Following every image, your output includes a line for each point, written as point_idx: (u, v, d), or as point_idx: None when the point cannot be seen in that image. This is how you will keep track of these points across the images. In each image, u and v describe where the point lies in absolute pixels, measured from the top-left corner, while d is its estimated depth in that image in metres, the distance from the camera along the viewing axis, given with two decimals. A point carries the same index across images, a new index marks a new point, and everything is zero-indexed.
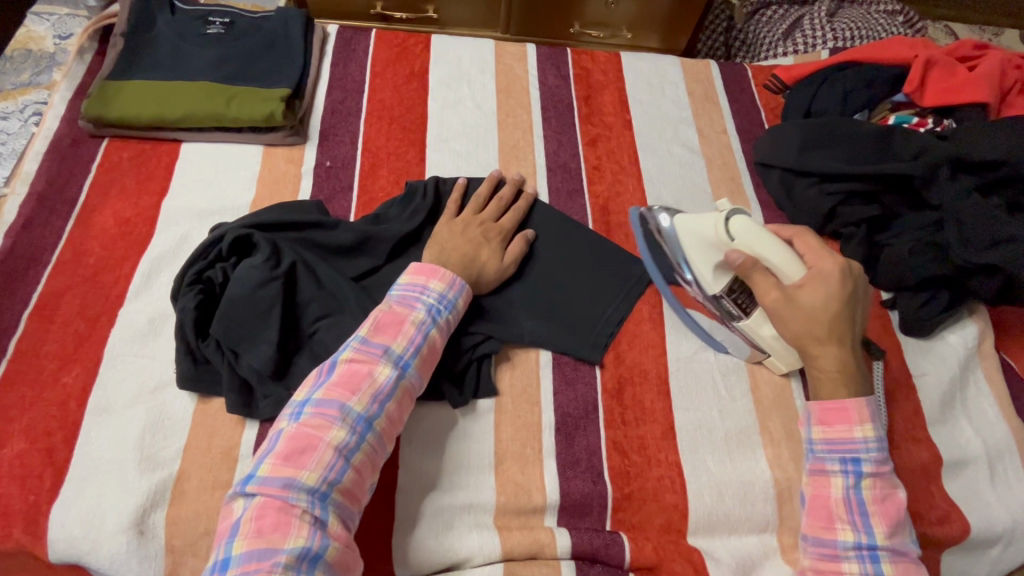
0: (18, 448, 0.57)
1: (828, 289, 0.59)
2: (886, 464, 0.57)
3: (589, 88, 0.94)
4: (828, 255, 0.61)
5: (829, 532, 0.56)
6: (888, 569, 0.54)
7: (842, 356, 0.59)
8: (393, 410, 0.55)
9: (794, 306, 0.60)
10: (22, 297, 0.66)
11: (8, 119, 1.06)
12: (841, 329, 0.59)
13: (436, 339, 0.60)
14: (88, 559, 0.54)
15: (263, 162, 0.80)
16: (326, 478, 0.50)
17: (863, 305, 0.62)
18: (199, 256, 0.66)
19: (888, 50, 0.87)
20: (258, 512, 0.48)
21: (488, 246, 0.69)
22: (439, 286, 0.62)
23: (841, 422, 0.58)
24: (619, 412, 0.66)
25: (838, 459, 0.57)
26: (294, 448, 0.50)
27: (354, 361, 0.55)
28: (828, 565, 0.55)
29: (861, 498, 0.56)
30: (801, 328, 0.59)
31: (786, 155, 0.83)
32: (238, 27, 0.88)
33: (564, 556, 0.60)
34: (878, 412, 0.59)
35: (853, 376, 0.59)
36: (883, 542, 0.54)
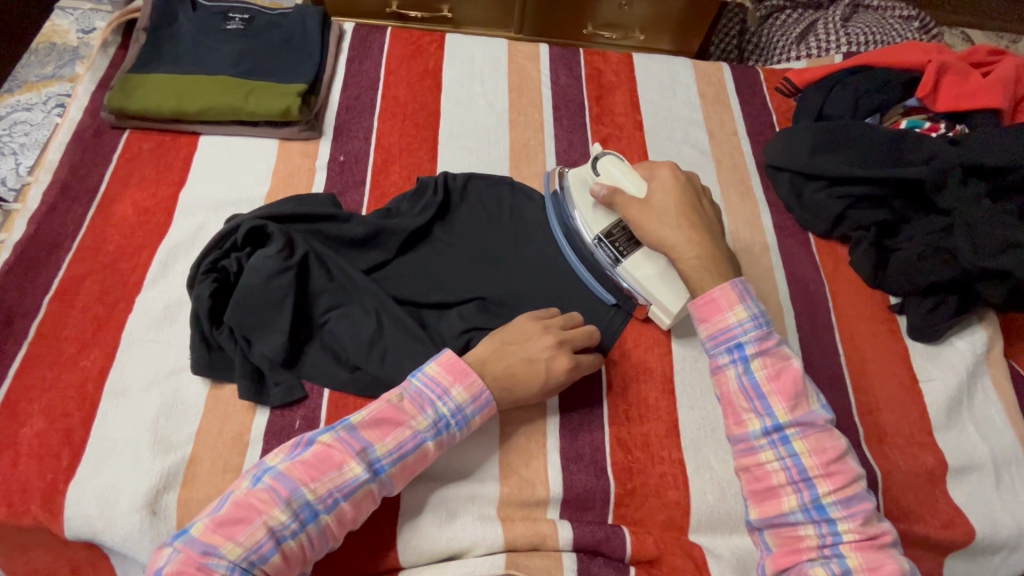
0: (37, 427, 0.59)
1: (668, 192, 0.66)
2: (771, 338, 0.57)
3: (600, 88, 0.94)
4: (665, 166, 0.68)
5: (739, 427, 0.57)
6: (801, 447, 0.54)
7: (700, 245, 0.63)
8: (346, 511, 0.52)
9: (647, 210, 0.66)
10: (43, 282, 0.68)
11: (32, 110, 1.09)
12: (691, 223, 0.64)
13: (429, 451, 0.56)
14: (102, 537, 0.56)
15: (279, 156, 0.81)
16: (248, 556, 0.48)
17: (716, 213, 0.68)
18: (215, 246, 0.67)
19: (902, 55, 0.87)
20: (176, 566, 0.46)
21: (545, 364, 0.60)
22: (460, 396, 0.57)
23: (715, 313, 0.58)
24: (624, 408, 0.67)
25: (724, 350, 0.58)
26: (232, 515, 0.49)
27: (332, 446, 0.53)
28: (749, 460, 0.56)
29: (755, 382, 0.56)
30: (657, 230, 0.65)
31: (795, 158, 0.84)
32: (257, 23, 0.89)
33: (565, 547, 0.60)
34: (751, 292, 0.59)
35: (714, 261, 0.62)
36: (785, 420, 0.55)
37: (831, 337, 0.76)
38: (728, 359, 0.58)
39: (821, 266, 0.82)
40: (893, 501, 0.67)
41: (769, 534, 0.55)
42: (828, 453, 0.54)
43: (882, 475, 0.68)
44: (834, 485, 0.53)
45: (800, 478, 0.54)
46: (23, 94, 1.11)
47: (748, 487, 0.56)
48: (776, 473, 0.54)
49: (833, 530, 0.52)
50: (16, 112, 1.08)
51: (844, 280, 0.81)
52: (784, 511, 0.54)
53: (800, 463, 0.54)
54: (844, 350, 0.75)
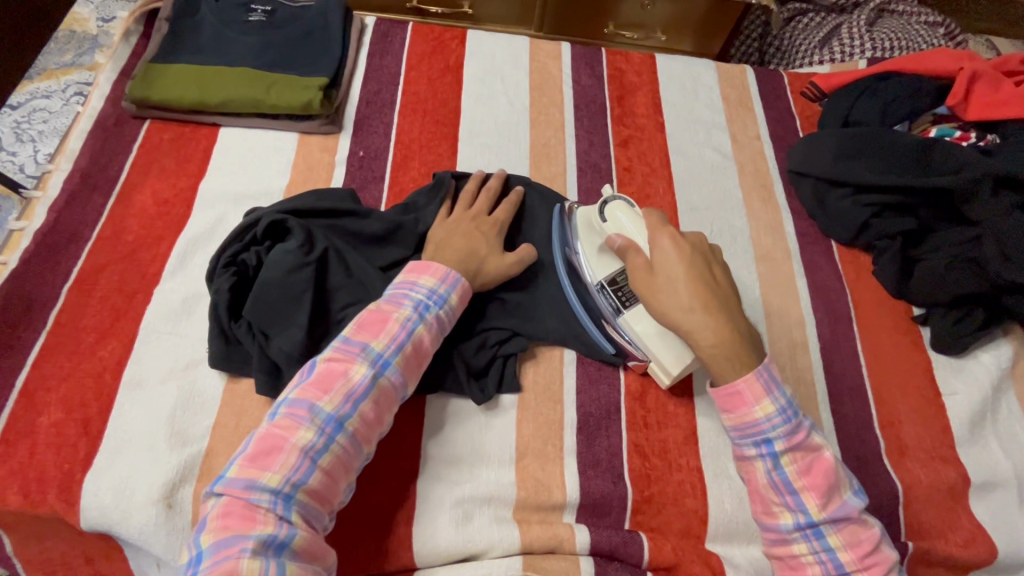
0: (54, 417, 0.59)
1: (674, 266, 0.59)
2: (801, 430, 0.55)
3: (622, 88, 0.93)
4: (667, 228, 0.61)
5: (771, 518, 0.55)
6: (835, 542, 0.53)
7: (719, 329, 0.56)
8: (368, 411, 0.54)
9: (653, 283, 0.59)
10: (63, 270, 0.68)
11: (51, 98, 1.10)
12: (705, 303, 0.57)
13: (422, 336, 0.58)
14: (118, 529, 0.56)
15: (298, 149, 0.81)
16: (290, 479, 0.49)
17: (729, 281, 0.61)
18: (235, 238, 0.67)
19: (933, 62, 0.85)
20: (223, 509, 0.48)
21: (479, 233, 0.67)
22: (429, 281, 0.60)
23: (740, 407, 0.55)
24: (642, 414, 0.66)
25: (752, 444, 0.55)
26: (260, 449, 0.50)
27: (332, 360, 0.55)
28: (781, 549, 0.56)
29: (786, 478, 0.54)
30: (666, 308, 0.58)
31: (820, 164, 0.82)
32: (279, 15, 0.89)
33: (582, 552, 0.60)
34: (777, 378, 0.55)
35: (737, 347, 0.56)
36: (819, 516, 0.53)
37: (853, 347, 0.75)
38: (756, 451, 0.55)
39: (843, 275, 0.80)
40: (913, 517, 0.66)
41: None
42: (863, 546, 0.53)
43: (903, 489, 0.67)
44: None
45: (837, 572, 0.53)
46: (43, 82, 1.11)
47: (783, 575, 0.56)
48: (811, 566, 0.54)
49: None
50: (35, 99, 1.09)
51: (867, 290, 0.79)
52: None
53: (835, 558, 0.53)
54: (866, 361, 0.74)
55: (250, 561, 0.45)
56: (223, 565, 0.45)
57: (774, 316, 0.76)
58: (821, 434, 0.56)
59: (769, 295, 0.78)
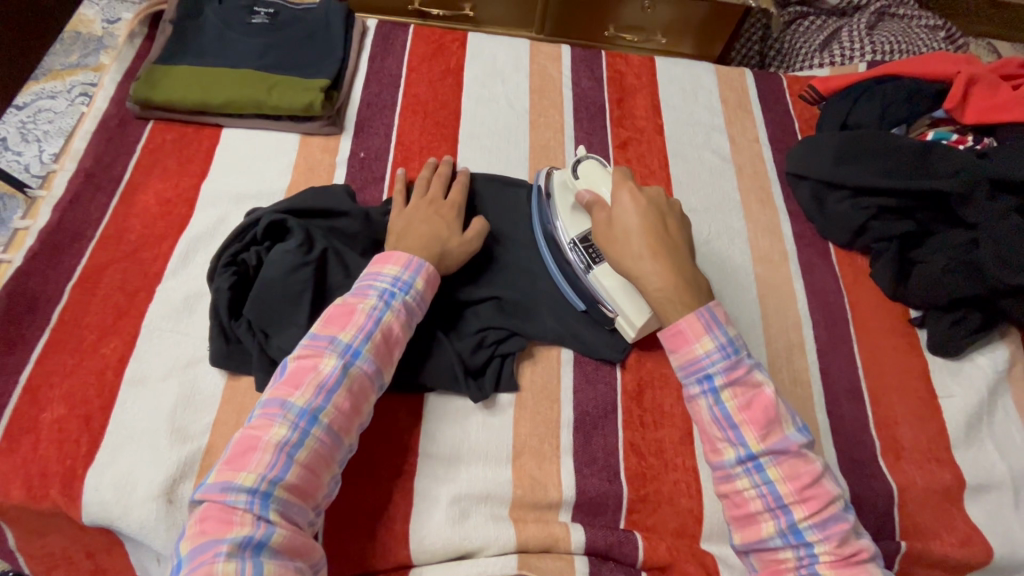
0: (57, 413, 0.60)
1: (628, 216, 0.61)
2: (741, 365, 0.55)
3: (622, 91, 0.94)
4: (627, 182, 0.63)
5: (715, 455, 0.55)
6: (774, 475, 0.52)
7: (665, 272, 0.58)
8: (342, 401, 0.54)
9: (608, 232, 0.61)
10: (67, 269, 0.69)
11: (56, 98, 1.11)
12: (654, 249, 0.59)
13: (391, 323, 0.59)
14: (119, 524, 0.56)
15: (300, 150, 0.82)
16: (265, 477, 0.49)
17: (684, 232, 0.63)
18: (236, 237, 0.67)
19: (931, 65, 0.85)
20: (202, 515, 0.48)
21: (438, 218, 0.68)
22: (393, 269, 0.61)
23: (682, 344, 0.56)
24: (638, 414, 0.66)
25: (695, 381, 0.56)
26: (237, 451, 0.51)
27: (301, 357, 0.55)
28: (726, 486, 0.55)
29: (726, 412, 0.54)
30: (617, 254, 0.60)
31: (818, 166, 0.83)
32: (282, 17, 0.90)
33: (577, 551, 0.60)
34: (720, 319, 0.56)
35: (682, 289, 0.58)
36: (759, 449, 0.53)
37: (850, 349, 0.75)
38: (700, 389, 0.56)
39: (841, 277, 0.81)
40: (908, 517, 0.66)
41: (754, 557, 0.53)
42: (803, 479, 0.52)
43: (898, 490, 0.67)
44: (810, 510, 0.51)
45: (776, 504, 0.52)
46: (48, 82, 1.12)
47: (728, 513, 0.55)
48: (753, 501, 0.53)
49: (811, 553, 0.51)
50: (40, 100, 1.11)
51: (864, 292, 0.80)
52: (763, 536, 0.52)
53: (774, 491, 0.52)
54: (862, 362, 0.75)
55: (225, 564, 0.45)
56: (201, 571, 0.45)
57: (771, 318, 0.76)
58: (765, 373, 0.56)
59: (766, 297, 0.78)
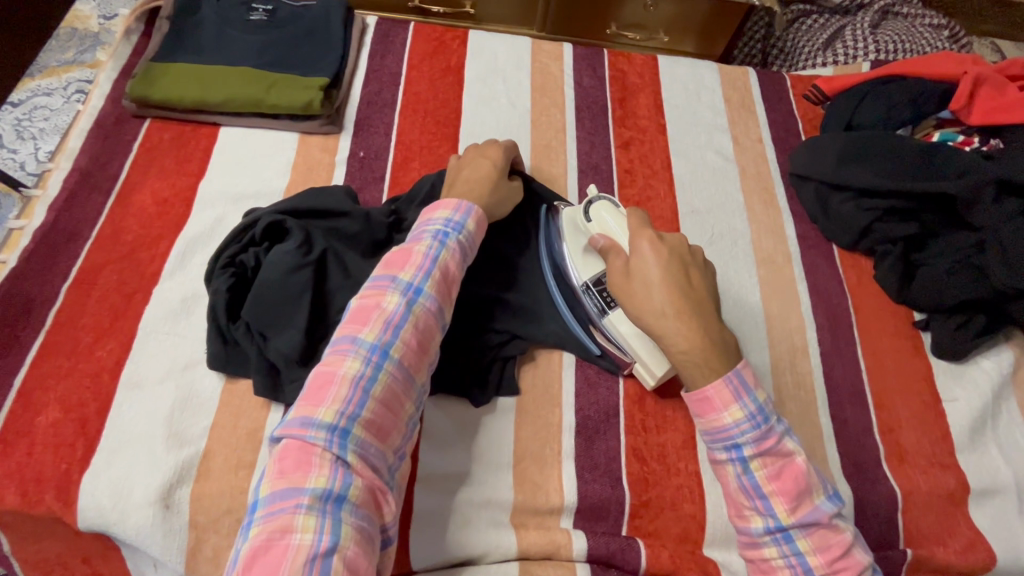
0: (53, 416, 0.59)
1: (647, 269, 0.57)
2: (772, 435, 0.53)
3: (624, 90, 0.93)
4: (646, 230, 0.59)
5: (742, 521, 0.54)
6: (804, 546, 0.51)
7: (689, 333, 0.54)
8: (410, 338, 0.54)
9: (627, 286, 0.58)
10: (62, 270, 0.68)
11: (52, 95, 1.10)
12: (677, 306, 0.55)
13: (447, 262, 0.59)
14: (115, 529, 0.56)
15: (298, 149, 0.81)
16: (343, 412, 0.48)
17: (706, 282, 0.59)
18: (234, 238, 0.67)
19: (937, 66, 0.85)
20: (282, 455, 0.47)
21: (485, 161, 0.69)
22: (443, 214, 0.61)
23: (710, 412, 0.54)
24: (641, 418, 0.66)
25: (722, 448, 0.54)
26: (312, 388, 0.50)
27: (365, 297, 0.55)
28: (753, 552, 0.54)
29: (755, 482, 0.53)
30: (639, 310, 0.57)
31: (822, 167, 0.82)
32: (280, 14, 0.89)
33: (579, 558, 0.60)
34: (748, 383, 0.54)
35: (707, 351, 0.54)
36: (788, 520, 0.52)
37: (854, 352, 0.75)
38: (727, 455, 0.54)
39: (845, 279, 0.80)
40: (912, 523, 0.66)
41: None
42: (833, 550, 0.51)
43: (902, 495, 0.66)
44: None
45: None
46: (44, 79, 1.11)
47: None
48: (781, 570, 0.52)
49: None
50: (36, 97, 1.09)
51: (868, 294, 0.79)
52: None
53: (805, 562, 0.51)
54: (866, 365, 0.74)
55: (306, 517, 0.43)
56: (281, 518, 0.43)
57: (775, 321, 0.76)
58: (796, 440, 0.54)
59: (770, 299, 0.77)
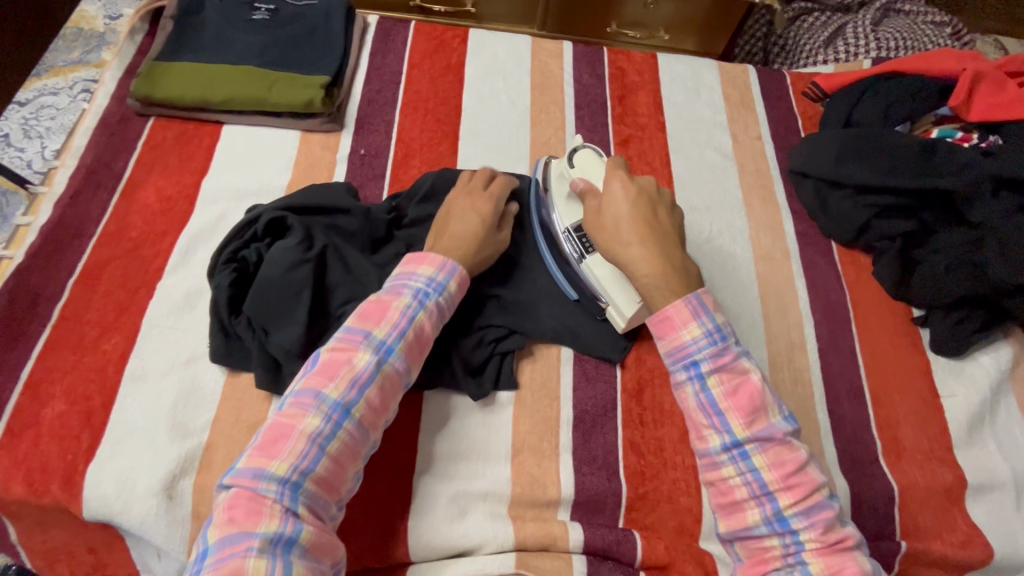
0: (58, 409, 0.60)
1: (617, 205, 0.60)
2: (728, 354, 0.54)
3: (623, 88, 0.93)
4: (618, 171, 0.63)
5: (700, 442, 0.55)
6: (759, 462, 0.52)
7: (653, 260, 0.58)
8: (373, 397, 0.55)
9: (598, 221, 0.61)
10: (68, 265, 0.69)
11: (58, 95, 1.11)
12: (643, 236, 0.59)
13: (423, 323, 0.59)
14: (119, 519, 0.57)
15: (300, 147, 0.82)
16: (298, 467, 0.49)
17: (674, 220, 0.62)
18: (236, 234, 0.67)
19: (937, 62, 0.85)
20: (230, 501, 0.48)
21: (475, 213, 0.67)
22: (427, 270, 0.61)
23: (670, 331, 0.56)
24: (638, 413, 0.66)
25: (681, 367, 0.55)
26: (271, 437, 0.51)
27: (335, 350, 0.55)
28: (713, 474, 0.54)
29: (712, 399, 0.54)
30: (607, 242, 0.60)
31: (821, 164, 0.82)
32: (283, 13, 0.89)
33: (576, 550, 0.60)
34: (708, 305, 0.56)
35: (669, 275, 0.57)
36: (743, 435, 0.52)
37: (851, 348, 0.75)
38: (686, 376, 0.55)
39: (843, 275, 0.80)
40: (909, 518, 0.66)
41: (738, 545, 0.53)
42: (787, 466, 0.51)
43: (898, 490, 0.67)
44: (795, 497, 0.51)
45: (761, 492, 0.52)
46: (50, 79, 1.13)
47: (714, 500, 0.55)
48: (738, 488, 0.53)
49: (798, 542, 0.50)
50: (42, 96, 1.11)
51: (866, 291, 0.79)
52: (749, 524, 0.52)
53: (759, 478, 0.52)
54: (864, 361, 0.74)
55: (255, 561, 0.45)
56: (227, 563, 0.45)
57: (773, 317, 0.76)
58: (753, 362, 0.56)
59: (768, 295, 0.78)
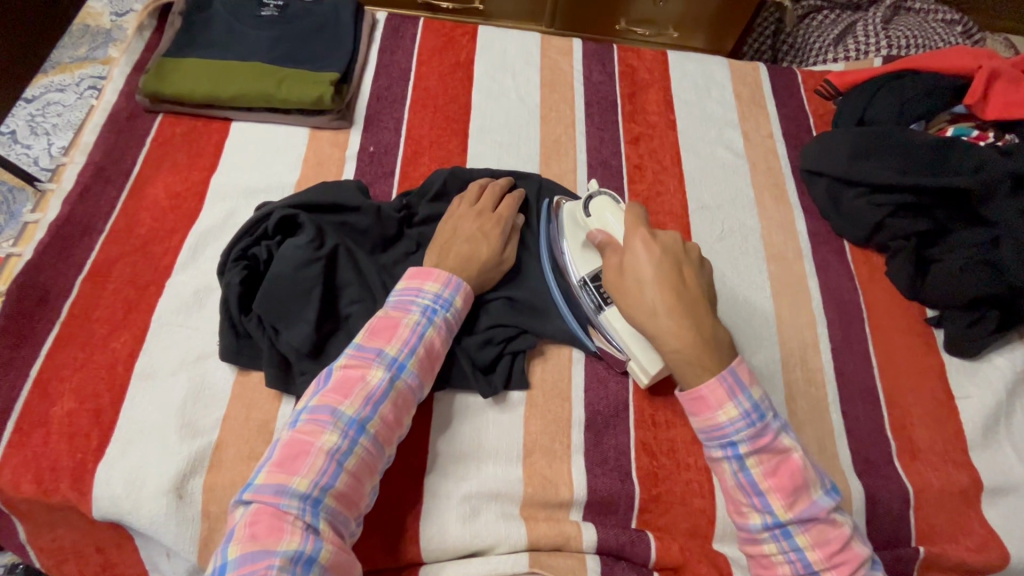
0: (68, 407, 0.60)
1: (640, 268, 0.57)
2: (767, 432, 0.52)
3: (634, 86, 0.93)
4: (640, 227, 0.60)
5: (740, 517, 0.53)
6: (803, 541, 0.51)
7: (683, 329, 0.54)
8: (388, 413, 0.54)
9: (621, 285, 0.58)
10: (76, 263, 0.68)
11: (65, 91, 1.11)
12: (671, 303, 0.55)
13: (433, 339, 0.59)
14: (129, 518, 0.56)
15: (309, 144, 0.81)
16: (318, 483, 0.49)
17: (703, 281, 0.59)
18: (245, 232, 0.67)
19: (951, 60, 0.84)
20: (252, 517, 0.47)
21: (481, 236, 0.67)
22: (434, 286, 0.61)
23: (704, 411, 0.53)
24: (650, 413, 0.66)
25: (718, 447, 0.53)
26: (287, 454, 0.50)
27: (348, 366, 0.55)
28: (753, 548, 0.53)
29: (752, 479, 0.52)
30: (630, 308, 0.57)
31: (834, 162, 0.81)
32: (291, 10, 0.89)
33: (588, 550, 0.59)
34: (744, 381, 0.53)
35: (705, 348, 0.54)
36: (786, 516, 0.51)
37: (865, 349, 0.74)
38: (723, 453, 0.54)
39: (856, 275, 0.79)
40: (924, 520, 0.65)
41: None
42: (831, 544, 0.50)
43: (913, 492, 0.66)
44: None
45: (806, 571, 0.50)
46: (56, 75, 1.12)
47: (756, 573, 0.53)
48: (781, 565, 0.51)
49: None
50: (49, 93, 1.11)
51: (879, 291, 0.78)
52: None
53: (804, 557, 0.51)
54: (878, 362, 0.73)
55: None
56: None
57: (785, 317, 0.75)
58: (792, 435, 0.54)
59: (780, 295, 0.77)
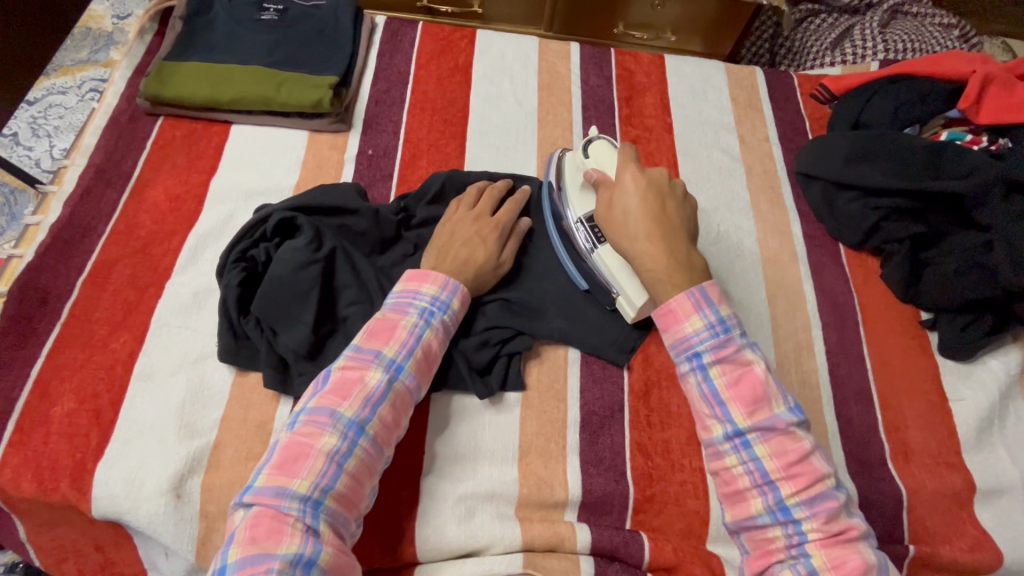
0: (68, 407, 0.60)
1: (627, 200, 0.61)
2: (731, 344, 0.54)
3: (631, 89, 0.93)
4: (630, 165, 0.64)
5: (705, 431, 0.54)
6: (762, 450, 0.51)
7: (660, 253, 0.59)
8: (387, 414, 0.55)
9: (609, 214, 0.62)
10: (77, 264, 0.69)
11: (67, 94, 1.12)
12: (652, 231, 0.60)
13: (431, 340, 0.59)
14: (127, 517, 0.57)
15: (308, 147, 0.82)
16: (318, 485, 0.50)
17: (685, 216, 0.63)
18: (245, 234, 0.67)
19: (946, 65, 0.84)
20: (253, 520, 0.48)
21: (479, 239, 0.67)
22: (431, 289, 0.61)
23: (671, 322, 0.56)
24: (645, 415, 0.66)
25: (683, 358, 0.56)
26: (287, 456, 0.51)
27: (347, 368, 0.56)
28: (717, 463, 0.54)
29: (714, 389, 0.53)
30: (617, 236, 0.61)
31: (829, 166, 0.82)
32: (291, 14, 0.90)
33: (583, 551, 0.60)
34: (710, 297, 0.56)
35: (679, 269, 0.58)
36: (744, 424, 0.52)
37: (859, 351, 0.75)
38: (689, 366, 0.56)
39: (851, 278, 0.80)
40: (917, 522, 0.66)
41: (744, 537, 0.53)
42: (789, 455, 0.51)
43: (906, 494, 0.66)
44: (797, 487, 0.50)
45: (763, 481, 0.51)
46: (58, 78, 1.13)
47: (719, 489, 0.54)
48: (741, 477, 0.52)
49: (800, 532, 0.50)
50: (51, 95, 1.11)
51: (874, 294, 0.79)
52: (752, 513, 0.51)
53: (762, 467, 0.51)
54: (872, 365, 0.74)
55: None
56: None
57: (780, 319, 0.76)
58: (756, 352, 0.55)
59: (775, 298, 0.77)
